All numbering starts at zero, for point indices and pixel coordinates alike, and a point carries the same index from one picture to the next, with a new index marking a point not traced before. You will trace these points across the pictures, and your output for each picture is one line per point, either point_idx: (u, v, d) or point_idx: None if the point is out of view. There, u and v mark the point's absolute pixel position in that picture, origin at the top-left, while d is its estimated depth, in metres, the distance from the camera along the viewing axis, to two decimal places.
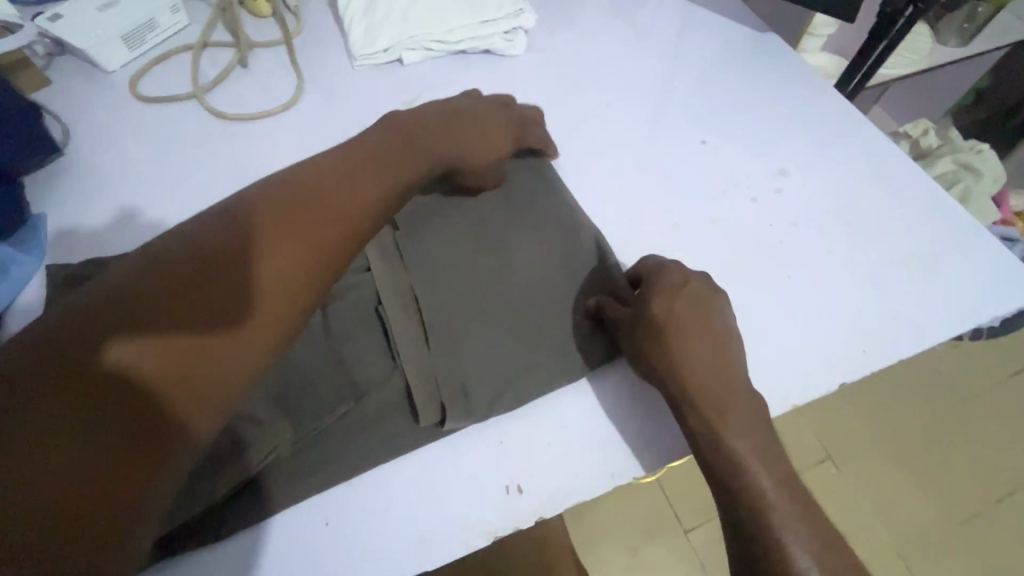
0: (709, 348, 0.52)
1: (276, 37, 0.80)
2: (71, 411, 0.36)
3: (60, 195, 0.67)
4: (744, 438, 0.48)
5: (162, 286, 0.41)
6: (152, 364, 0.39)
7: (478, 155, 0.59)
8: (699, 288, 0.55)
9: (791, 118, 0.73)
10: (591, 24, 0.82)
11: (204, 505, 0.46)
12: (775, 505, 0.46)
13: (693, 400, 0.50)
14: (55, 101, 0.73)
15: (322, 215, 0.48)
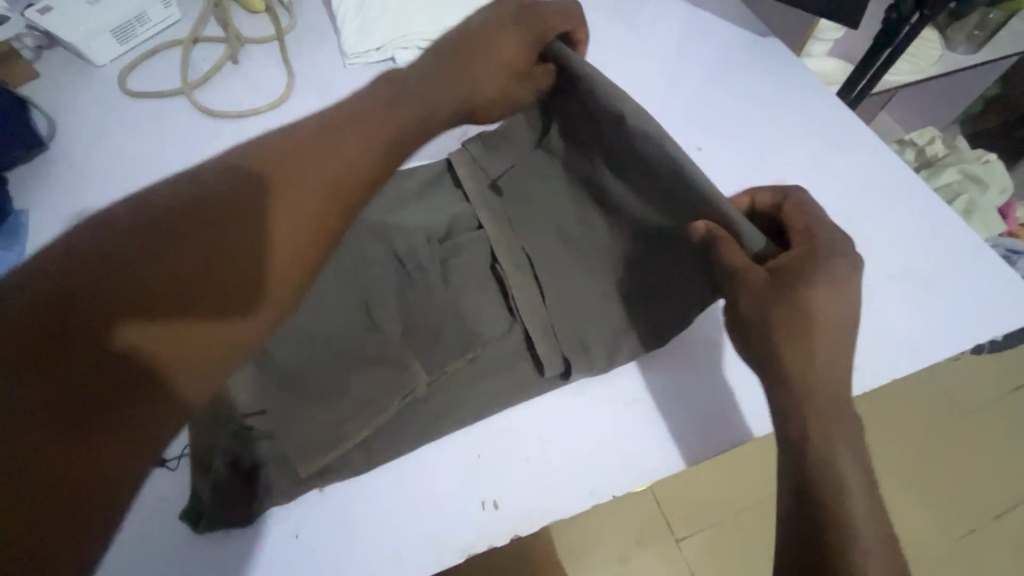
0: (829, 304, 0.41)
1: (269, 33, 0.78)
2: (35, 373, 0.31)
3: (43, 190, 0.66)
4: (843, 438, 0.40)
5: (186, 235, 0.38)
6: (176, 320, 0.35)
7: (490, 87, 0.50)
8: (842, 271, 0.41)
9: (790, 126, 0.72)
10: (589, 26, 0.81)
11: (258, 483, 0.46)
12: (858, 534, 0.38)
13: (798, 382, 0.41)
14: (42, 94, 0.72)
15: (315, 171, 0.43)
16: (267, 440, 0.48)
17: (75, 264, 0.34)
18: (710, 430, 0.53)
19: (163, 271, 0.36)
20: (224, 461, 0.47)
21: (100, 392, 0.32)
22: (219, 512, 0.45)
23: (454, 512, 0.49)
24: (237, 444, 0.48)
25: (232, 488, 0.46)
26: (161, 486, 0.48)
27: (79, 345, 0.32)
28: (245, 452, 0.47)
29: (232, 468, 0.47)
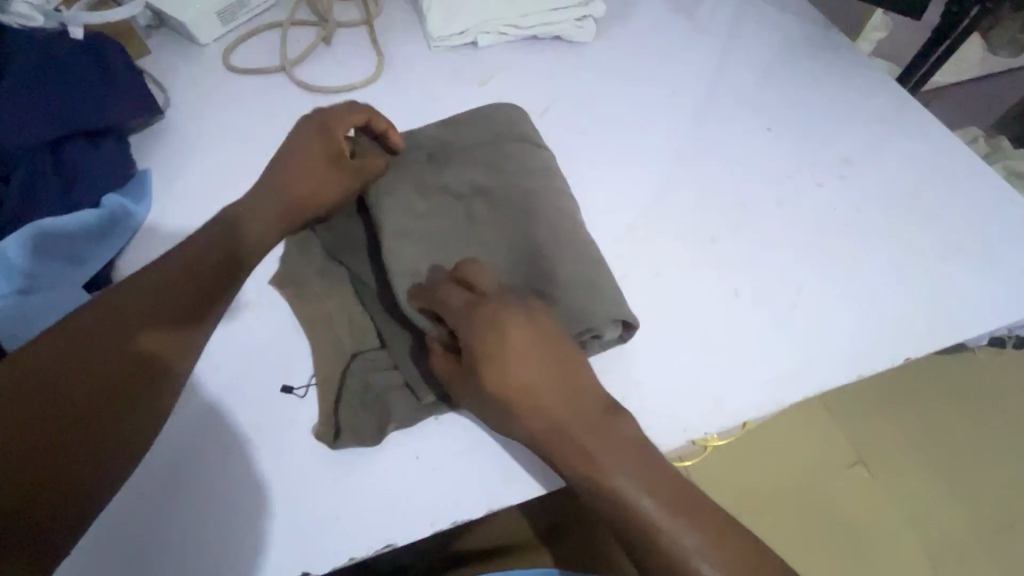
0: (535, 341, 0.49)
1: (357, 16, 0.83)
2: (26, 423, 0.41)
3: (160, 155, 0.71)
4: (608, 448, 0.47)
5: (134, 305, 0.48)
6: (122, 366, 0.46)
7: (323, 182, 0.57)
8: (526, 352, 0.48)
9: (853, 111, 0.75)
10: (657, 15, 0.85)
11: (381, 412, 0.52)
12: (663, 520, 0.45)
13: (553, 425, 0.47)
14: (155, 69, 0.78)
15: (235, 240, 0.54)
16: (390, 371, 0.54)
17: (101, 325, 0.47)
18: (782, 383, 0.57)
19: (117, 338, 0.47)
20: (357, 386, 0.53)
21: (90, 420, 0.44)
22: (355, 429, 0.51)
23: None
24: (368, 372, 0.54)
25: (363, 412, 0.52)
26: (291, 413, 0.53)
27: (68, 389, 0.44)
28: (365, 391, 0.53)
29: (364, 392, 0.53)
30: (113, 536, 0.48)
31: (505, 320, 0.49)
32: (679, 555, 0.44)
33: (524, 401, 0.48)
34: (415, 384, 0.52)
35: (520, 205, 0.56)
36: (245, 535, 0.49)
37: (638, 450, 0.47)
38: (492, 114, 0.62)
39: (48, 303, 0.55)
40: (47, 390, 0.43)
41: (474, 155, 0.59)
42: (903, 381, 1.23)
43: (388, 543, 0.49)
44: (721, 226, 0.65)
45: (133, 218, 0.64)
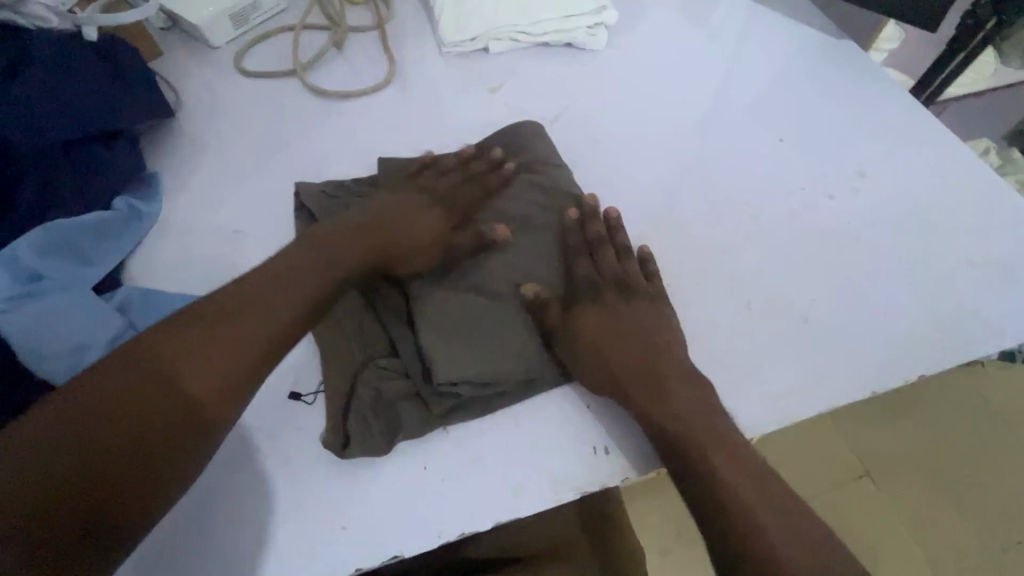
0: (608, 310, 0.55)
1: (368, 22, 0.84)
2: (88, 443, 0.42)
3: (171, 157, 0.72)
4: (679, 408, 0.50)
5: (171, 345, 0.47)
6: (163, 408, 0.45)
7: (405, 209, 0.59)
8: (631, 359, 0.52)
9: (867, 123, 0.75)
10: (669, 23, 0.85)
11: (393, 419, 0.51)
12: (774, 533, 0.44)
13: (632, 382, 0.51)
14: (167, 71, 0.79)
15: (303, 270, 0.54)
16: (402, 379, 0.53)
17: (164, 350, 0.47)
18: (793, 399, 0.56)
19: (156, 379, 0.45)
20: (368, 393, 0.52)
21: (128, 467, 0.43)
22: (363, 437, 0.50)
23: (569, 457, 0.52)
24: (378, 380, 0.53)
25: (374, 420, 0.51)
26: (298, 420, 0.53)
27: (111, 432, 0.43)
28: (375, 400, 0.52)
29: (375, 400, 0.52)
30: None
31: (612, 328, 0.54)
32: (750, 515, 0.45)
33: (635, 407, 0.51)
34: (426, 395, 0.52)
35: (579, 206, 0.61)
36: (252, 542, 0.48)
37: (711, 417, 0.50)
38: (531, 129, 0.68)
39: (58, 304, 0.54)
40: (83, 445, 0.42)
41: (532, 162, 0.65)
42: (908, 393, 1.22)
43: (394, 556, 0.48)
44: (731, 237, 0.65)
45: (144, 216, 0.65)
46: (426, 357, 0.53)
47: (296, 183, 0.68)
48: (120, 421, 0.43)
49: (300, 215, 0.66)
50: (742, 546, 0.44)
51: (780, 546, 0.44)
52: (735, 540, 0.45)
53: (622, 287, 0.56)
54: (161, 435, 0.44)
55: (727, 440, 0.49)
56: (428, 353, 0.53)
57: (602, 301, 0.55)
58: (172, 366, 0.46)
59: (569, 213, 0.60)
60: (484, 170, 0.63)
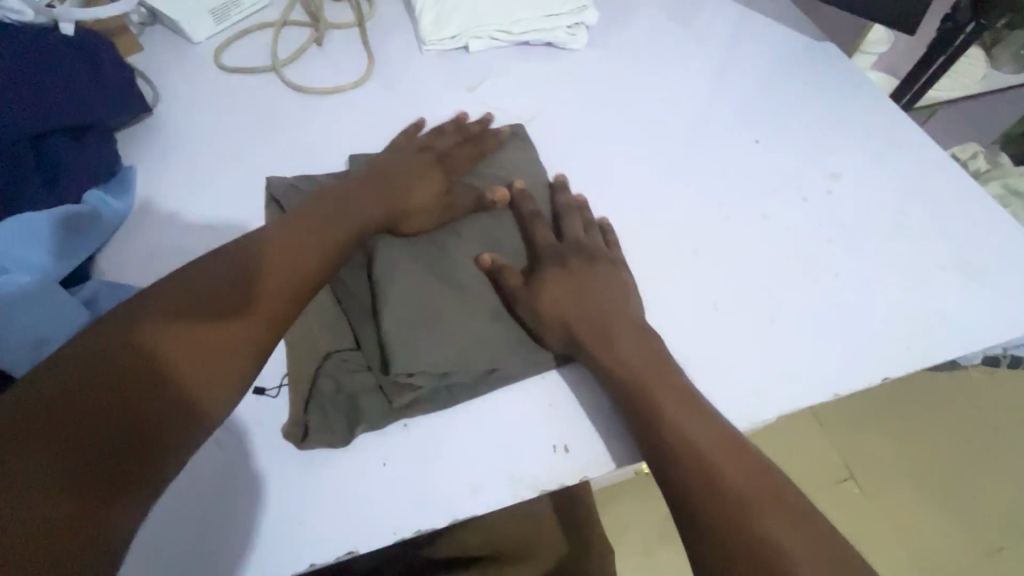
0: (607, 315, 0.55)
1: (349, 19, 0.84)
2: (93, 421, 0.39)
3: (146, 152, 0.72)
4: (654, 377, 0.51)
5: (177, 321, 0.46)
6: (173, 386, 0.44)
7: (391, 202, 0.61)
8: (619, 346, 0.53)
9: (844, 125, 0.75)
10: (650, 24, 0.85)
11: (352, 411, 0.52)
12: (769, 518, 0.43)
13: (616, 367, 0.52)
14: (147, 66, 0.79)
15: (290, 253, 0.53)
16: (364, 372, 0.54)
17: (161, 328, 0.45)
18: (757, 400, 0.56)
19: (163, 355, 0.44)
20: (329, 385, 0.53)
21: (133, 441, 0.41)
22: (323, 429, 0.51)
23: (527, 454, 0.52)
24: (340, 373, 0.53)
25: (334, 413, 0.52)
26: (261, 413, 0.53)
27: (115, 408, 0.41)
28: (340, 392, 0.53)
29: (336, 392, 0.53)
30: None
31: (600, 318, 0.55)
32: (717, 474, 0.46)
33: (626, 390, 0.51)
34: (386, 386, 0.52)
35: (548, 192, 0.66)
36: (210, 535, 0.48)
37: (691, 394, 0.51)
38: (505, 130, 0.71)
39: (23, 296, 0.53)
40: (85, 414, 0.39)
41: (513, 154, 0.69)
42: (892, 396, 1.22)
43: (349, 552, 0.48)
44: (705, 237, 0.65)
45: (116, 212, 0.65)
46: (389, 343, 0.53)
47: (270, 176, 0.69)
48: (126, 393, 0.41)
49: (270, 208, 0.67)
50: (708, 495, 0.45)
51: (761, 515, 0.43)
52: (699, 493, 0.45)
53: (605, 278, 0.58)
54: (169, 413, 0.43)
55: (715, 428, 0.49)
56: (393, 338, 0.53)
57: (577, 274, 0.57)
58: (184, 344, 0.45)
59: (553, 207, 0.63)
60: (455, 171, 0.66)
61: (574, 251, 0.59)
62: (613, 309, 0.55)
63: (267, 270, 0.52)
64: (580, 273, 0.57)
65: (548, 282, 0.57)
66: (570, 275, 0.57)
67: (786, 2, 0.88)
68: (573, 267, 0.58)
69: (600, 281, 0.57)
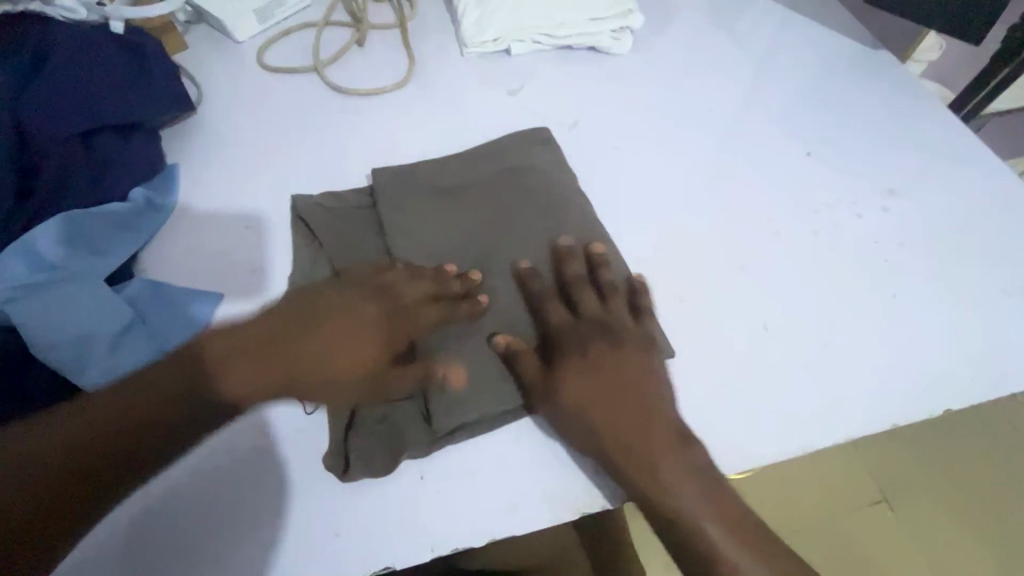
0: (644, 417, 0.50)
1: (390, 19, 0.83)
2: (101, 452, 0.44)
3: (188, 149, 0.72)
4: (681, 475, 0.48)
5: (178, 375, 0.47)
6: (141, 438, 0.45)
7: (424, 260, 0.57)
8: (639, 430, 0.50)
9: (901, 139, 0.71)
10: (696, 29, 0.83)
11: (394, 442, 0.51)
12: None
13: (648, 471, 0.48)
14: (190, 64, 0.79)
15: (321, 311, 0.53)
16: (405, 399, 0.53)
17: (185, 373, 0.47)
18: (809, 428, 0.53)
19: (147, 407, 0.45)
20: (371, 415, 0.52)
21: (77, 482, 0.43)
22: (365, 459, 0.50)
23: (567, 475, 0.51)
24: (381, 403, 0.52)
25: (375, 443, 0.51)
26: (299, 422, 0.53)
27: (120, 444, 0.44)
28: (380, 426, 0.52)
29: (378, 421, 0.52)
30: (99, 538, 0.48)
31: (616, 394, 0.51)
32: None
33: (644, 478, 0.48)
34: (427, 412, 0.51)
35: (581, 210, 0.61)
36: (240, 543, 0.48)
37: (722, 489, 0.49)
38: (530, 134, 0.67)
39: (75, 296, 0.54)
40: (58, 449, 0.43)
41: (537, 169, 0.64)
42: None
43: (387, 566, 0.48)
44: (753, 253, 0.63)
45: (160, 209, 0.65)
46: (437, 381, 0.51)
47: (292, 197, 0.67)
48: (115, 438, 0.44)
49: (296, 227, 0.64)
50: None
51: None
52: None
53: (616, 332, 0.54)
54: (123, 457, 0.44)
55: (730, 511, 0.48)
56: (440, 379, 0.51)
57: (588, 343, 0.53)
58: (169, 399, 0.46)
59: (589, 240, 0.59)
60: (501, 180, 0.63)
61: (603, 328, 0.54)
62: (649, 403, 0.51)
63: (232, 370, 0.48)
64: (616, 361, 0.52)
65: (585, 376, 0.52)
66: (599, 360, 0.52)
67: (840, 8, 0.84)
68: (603, 352, 0.52)
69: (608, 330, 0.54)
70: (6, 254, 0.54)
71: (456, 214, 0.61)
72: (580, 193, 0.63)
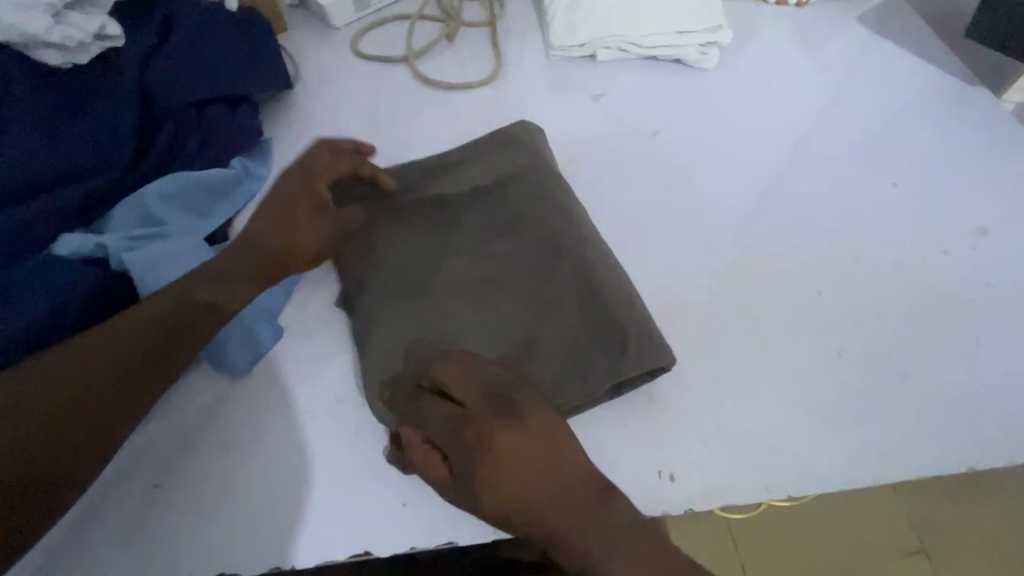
0: (529, 484, 0.45)
1: (481, 17, 0.86)
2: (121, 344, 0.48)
3: (284, 124, 0.75)
4: (576, 505, 0.44)
5: (109, 348, 0.48)
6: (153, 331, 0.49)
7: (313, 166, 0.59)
8: (512, 494, 0.45)
9: (992, 178, 0.69)
10: (785, 49, 0.82)
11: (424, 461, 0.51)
12: None
13: (553, 542, 0.44)
14: (290, 45, 0.83)
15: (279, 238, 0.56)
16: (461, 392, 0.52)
17: (195, 278, 0.52)
18: (881, 463, 0.52)
19: (136, 331, 0.49)
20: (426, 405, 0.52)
21: (91, 382, 0.46)
22: None
23: (631, 477, 0.52)
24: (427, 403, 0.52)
25: None
26: None
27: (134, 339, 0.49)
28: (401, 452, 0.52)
29: None
30: (173, 474, 0.52)
31: (479, 467, 0.45)
32: None
33: (534, 526, 0.44)
34: None
35: (532, 227, 0.59)
36: (304, 502, 0.51)
37: (632, 526, 0.44)
38: (510, 134, 0.66)
39: (177, 246, 0.58)
40: (25, 403, 0.44)
41: (470, 199, 0.61)
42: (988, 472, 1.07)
43: (449, 541, 0.50)
44: (828, 278, 0.62)
45: (255, 178, 0.67)
46: None
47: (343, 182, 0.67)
48: (132, 336, 0.49)
49: None
50: None
51: None
52: None
53: (599, 282, 0.56)
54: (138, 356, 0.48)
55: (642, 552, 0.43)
56: None
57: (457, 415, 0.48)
58: (165, 318, 0.50)
59: (579, 227, 0.59)
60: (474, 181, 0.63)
61: (466, 442, 0.46)
62: (522, 497, 0.44)
63: (264, 263, 0.55)
64: (486, 469, 0.45)
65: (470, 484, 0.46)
66: (464, 464, 0.46)
67: (938, 39, 0.82)
68: (470, 462, 0.46)
69: (580, 294, 0.55)
70: (124, 205, 0.60)
71: (395, 220, 0.61)
72: (566, 202, 0.61)
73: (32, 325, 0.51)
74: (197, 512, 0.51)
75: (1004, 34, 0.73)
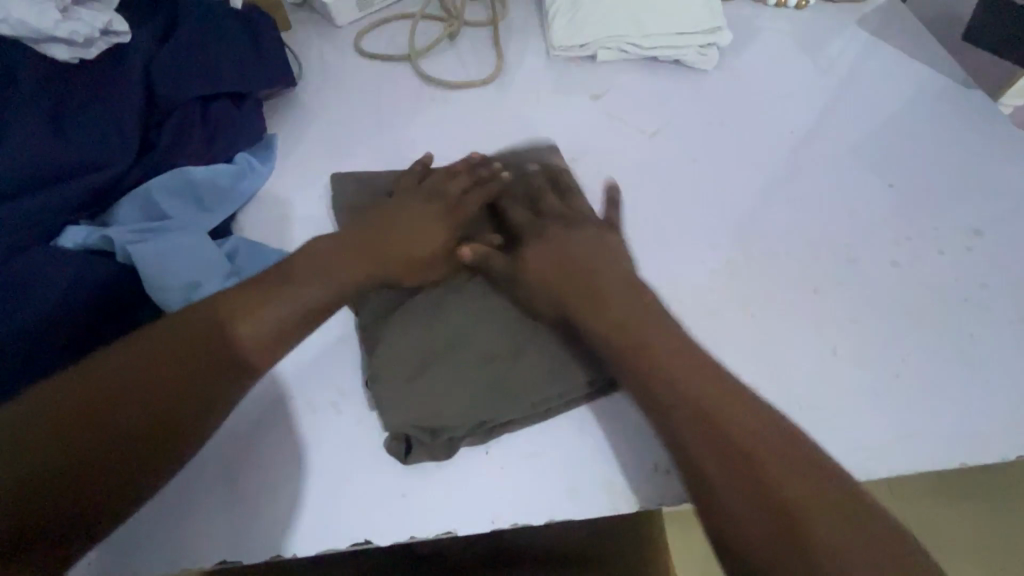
0: (601, 292, 0.53)
1: (482, 17, 0.86)
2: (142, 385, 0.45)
3: (288, 121, 0.76)
4: (711, 400, 0.45)
5: (131, 391, 0.45)
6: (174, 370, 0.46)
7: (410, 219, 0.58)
8: (593, 264, 0.54)
9: (987, 179, 0.70)
10: (783, 51, 0.83)
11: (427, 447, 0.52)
12: (820, 512, 0.39)
13: (648, 368, 0.48)
14: (293, 43, 0.84)
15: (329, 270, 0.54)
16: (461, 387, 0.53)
17: (216, 312, 0.49)
18: (875, 458, 0.53)
19: (156, 370, 0.46)
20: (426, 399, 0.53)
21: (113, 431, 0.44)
22: (426, 444, 0.52)
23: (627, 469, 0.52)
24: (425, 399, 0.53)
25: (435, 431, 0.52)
26: None
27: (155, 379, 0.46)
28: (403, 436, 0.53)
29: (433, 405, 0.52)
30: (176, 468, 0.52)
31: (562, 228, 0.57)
32: (798, 496, 0.40)
33: (609, 321, 0.51)
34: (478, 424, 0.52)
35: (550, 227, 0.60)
36: (306, 491, 0.52)
37: (734, 390, 0.46)
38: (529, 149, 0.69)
39: (179, 238, 0.58)
40: (46, 457, 0.42)
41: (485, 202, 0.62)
42: None
43: (448, 532, 0.50)
44: (826, 276, 0.63)
45: (257, 173, 0.68)
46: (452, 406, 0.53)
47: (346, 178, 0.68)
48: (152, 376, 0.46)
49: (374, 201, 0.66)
50: (767, 484, 0.41)
51: (812, 508, 0.40)
52: (755, 477, 0.41)
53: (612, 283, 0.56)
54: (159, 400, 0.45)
55: (754, 422, 0.44)
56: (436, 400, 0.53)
57: (539, 226, 0.58)
58: (186, 353, 0.47)
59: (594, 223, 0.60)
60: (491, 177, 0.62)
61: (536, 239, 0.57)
62: (603, 306, 0.52)
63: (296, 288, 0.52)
64: (560, 265, 0.55)
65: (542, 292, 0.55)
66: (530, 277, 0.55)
67: (935, 41, 0.83)
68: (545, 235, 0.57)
69: None
70: (127, 199, 0.60)
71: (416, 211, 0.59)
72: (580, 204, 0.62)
73: (37, 316, 0.51)
74: (200, 504, 0.51)
75: (998, 38, 0.74)
